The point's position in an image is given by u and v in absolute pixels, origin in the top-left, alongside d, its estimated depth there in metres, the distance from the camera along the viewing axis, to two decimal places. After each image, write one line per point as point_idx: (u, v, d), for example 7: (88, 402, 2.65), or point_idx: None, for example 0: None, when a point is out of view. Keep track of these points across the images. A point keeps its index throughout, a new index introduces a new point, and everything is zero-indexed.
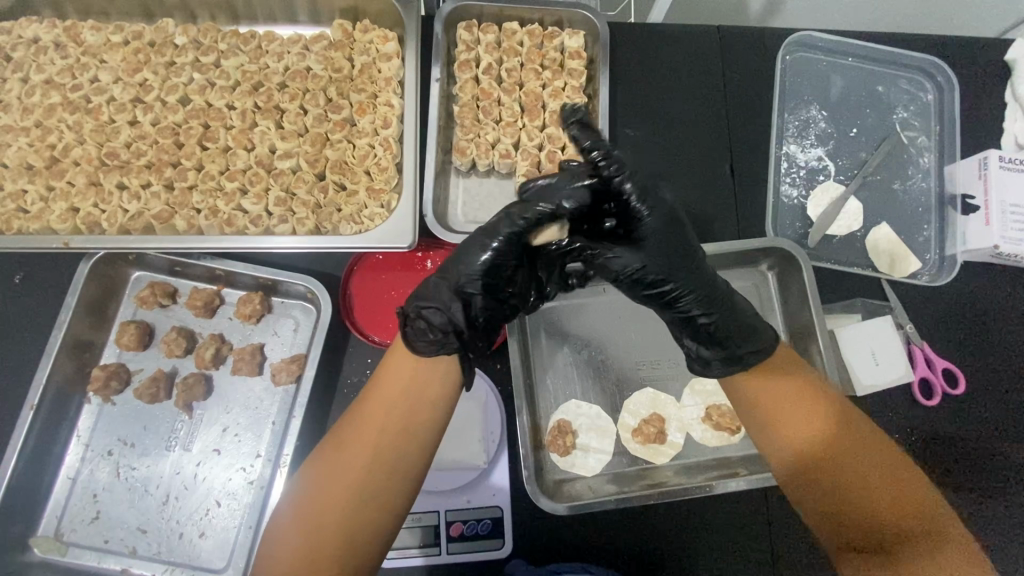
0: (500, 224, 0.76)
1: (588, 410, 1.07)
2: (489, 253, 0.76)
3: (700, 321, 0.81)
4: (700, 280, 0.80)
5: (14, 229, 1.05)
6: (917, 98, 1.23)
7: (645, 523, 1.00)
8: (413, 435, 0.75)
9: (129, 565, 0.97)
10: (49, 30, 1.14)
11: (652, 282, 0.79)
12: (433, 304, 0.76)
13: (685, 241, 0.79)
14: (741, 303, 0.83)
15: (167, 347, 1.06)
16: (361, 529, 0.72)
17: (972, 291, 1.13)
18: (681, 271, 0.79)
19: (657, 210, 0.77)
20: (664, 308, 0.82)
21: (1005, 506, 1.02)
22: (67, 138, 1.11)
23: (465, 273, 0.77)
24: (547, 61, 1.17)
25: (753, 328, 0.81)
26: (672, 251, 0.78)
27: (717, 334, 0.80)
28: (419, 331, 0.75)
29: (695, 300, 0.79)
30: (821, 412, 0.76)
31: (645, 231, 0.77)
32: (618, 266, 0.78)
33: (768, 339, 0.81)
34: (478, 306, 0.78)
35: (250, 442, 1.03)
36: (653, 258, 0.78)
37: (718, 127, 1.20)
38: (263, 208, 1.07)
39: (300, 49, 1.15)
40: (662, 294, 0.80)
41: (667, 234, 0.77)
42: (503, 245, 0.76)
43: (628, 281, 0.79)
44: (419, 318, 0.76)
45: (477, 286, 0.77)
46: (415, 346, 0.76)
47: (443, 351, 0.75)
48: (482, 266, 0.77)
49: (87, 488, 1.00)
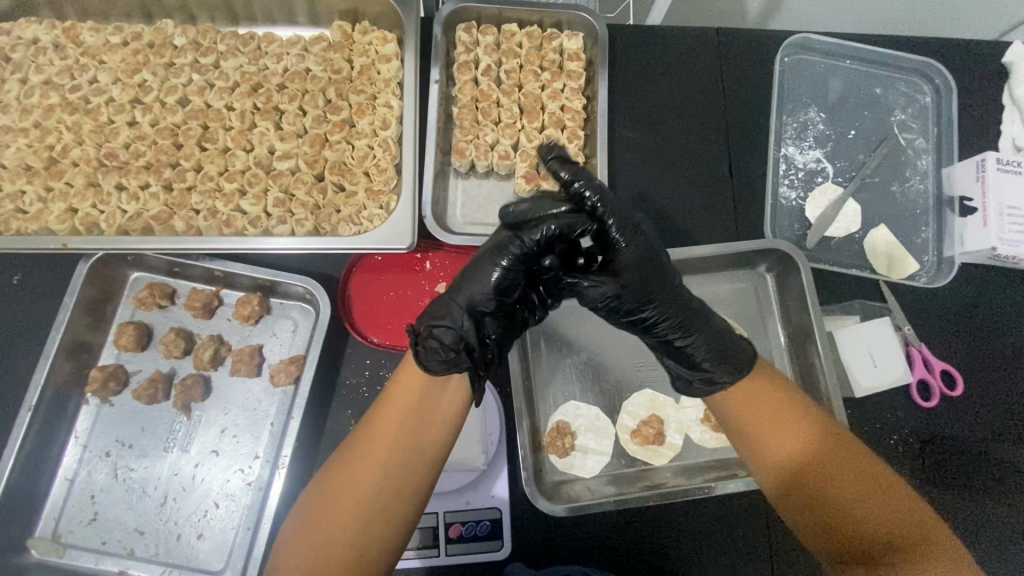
0: (507, 243, 0.76)
1: (587, 412, 1.07)
2: (499, 273, 0.76)
3: (678, 343, 0.81)
4: (678, 305, 0.80)
5: (12, 229, 1.04)
6: (915, 100, 1.23)
7: (644, 524, 1.00)
8: (421, 449, 0.75)
9: (126, 567, 0.97)
10: (49, 31, 1.14)
11: (628, 310, 0.79)
12: (445, 322, 0.75)
13: (660, 266, 0.79)
14: (720, 323, 0.82)
15: (165, 348, 1.05)
16: (370, 543, 0.72)
17: (970, 293, 1.13)
18: (657, 297, 0.79)
19: (634, 241, 0.77)
20: (642, 332, 0.82)
21: (1002, 507, 1.02)
22: (65, 139, 1.11)
23: (477, 292, 0.77)
24: (546, 63, 1.17)
25: (728, 351, 0.80)
26: (648, 281, 0.78)
27: (698, 356, 0.80)
28: (433, 350, 0.74)
29: (672, 326, 0.80)
30: (809, 421, 0.78)
31: (621, 261, 0.77)
32: (595, 295, 0.78)
33: (746, 364, 0.81)
34: (489, 326, 0.78)
35: (248, 443, 1.03)
36: (627, 286, 0.77)
37: (717, 129, 1.20)
38: (262, 208, 1.07)
39: (299, 51, 1.15)
40: (639, 320, 0.80)
41: (644, 263, 0.78)
42: (505, 267, 0.76)
43: (605, 308, 0.79)
44: (431, 336, 0.74)
45: (488, 306, 0.77)
46: (429, 366, 0.75)
47: (456, 369, 0.75)
48: (494, 285, 0.76)
49: (85, 489, 1.00)
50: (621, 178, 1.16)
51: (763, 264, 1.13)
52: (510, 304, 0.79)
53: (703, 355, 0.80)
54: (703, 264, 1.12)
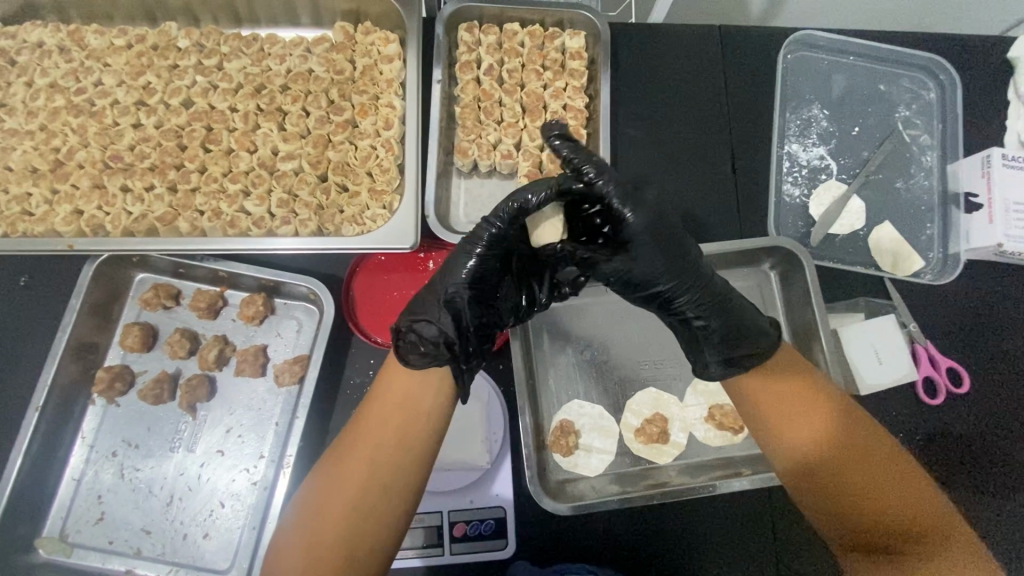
0: (478, 231, 0.78)
1: (591, 410, 1.07)
2: (472, 261, 0.78)
3: (694, 322, 0.81)
4: (693, 280, 0.79)
5: (19, 232, 1.05)
6: (919, 96, 1.22)
7: (649, 522, 1.00)
8: (410, 445, 0.75)
9: (133, 566, 0.98)
10: (54, 34, 1.15)
11: (642, 285, 0.79)
12: (424, 316, 0.77)
13: (674, 242, 0.78)
14: (739, 302, 0.82)
15: (170, 348, 1.06)
16: (360, 544, 0.72)
17: (976, 289, 1.12)
18: (671, 272, 0.78)
19: (642, 212, 0.75)
20: (658, 308, 0.82)
21: (1009, 504, 1.02)
22: (71, 141, 1.12)
23: (450, 283, 0.79)
24: (548, 62, 1.17)
25: (750, 327, 0.80)
26: (664, 255, 0.77)
27: (715, 336, 0.80)
28: (411, 344, 0.76)
29: (688, 302, 0.79)
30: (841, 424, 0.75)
31: (631, 235, 0.76)
32: (608, 273, 0.78)
33: (767, 337, 0.81)
34: (468, 316, 0.79)
35: (253, 442, 1.03)
36: (639, 264, 0.77)
37: (720, 127, 1.20)
38: (266, 209, 1.08)
39: (302, 52, 1.16)
40: (654, 296, 0.80)
41: (655, 240, 0.76)
42: (481, 255, 0.79)
43: (619, 284, 0.80)
44: (410, 331, 0.76)
45: (464, 297, 0.79)
46: (409, 361, 0.76)
47: (438, 363, 0.76)
48: (468, 275, 0.79)
49: (92, 489, 1.01)
50: (623, 176, 1.16)
51: (767, 261, 1.13)
52: (488, 294, 0.81)
53: (718, 333, 0.80)
54: (708, 262, 1.11)
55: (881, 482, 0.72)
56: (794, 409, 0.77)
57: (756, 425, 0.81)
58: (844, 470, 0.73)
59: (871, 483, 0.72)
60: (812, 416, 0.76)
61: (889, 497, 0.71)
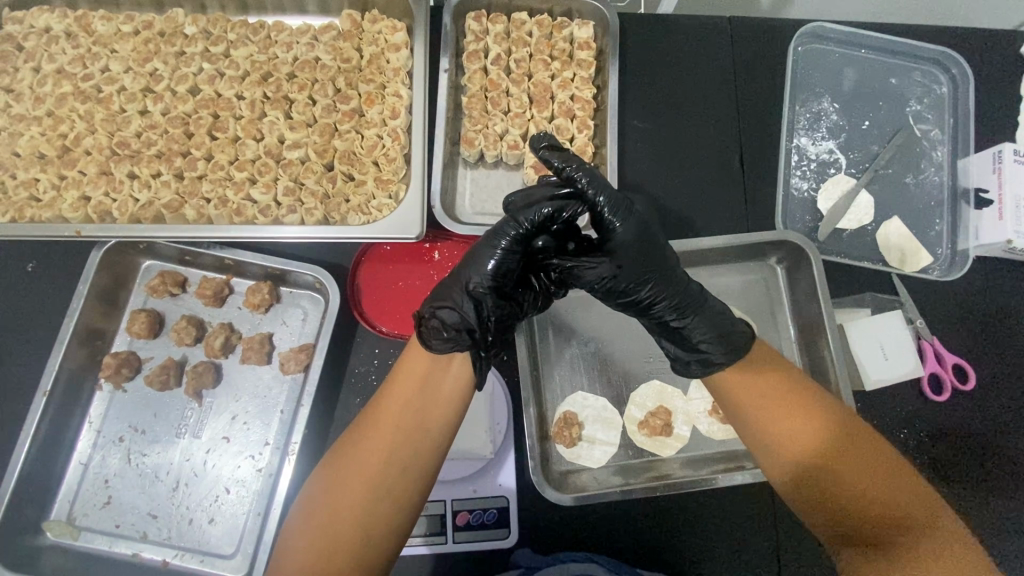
0: (502, 227, 0.77)
1: (594, 402, 1.07)
2: (495, 258, 0.77)
3: (674, 325, 0.82)
4: (673, 286, 0.80)
5: (27, 217, 1.06)
6: (931, 90, 1.21)
7: (651, 514, 1.00)
8: (427, 431, 0.76)
9: (139, 550, 0.99)
10: (61, 20, 1.15)
11: (624, 291, 0.79)
12: (448, 303, 0.76)
13: (656, 248, 0.79)
14: (718, 306, 0.83)
15: (177, 336, 1.06)
16: (377, 525, 0.73)
17: (984, 287, 1.11)
18: (653, 277, 0.79)
19: (629, 221, 0.77)
20: (640, 313, 0.83)
21: (1010, 501, 1.01)
22: (78, 128, 1.12)
23: (472, 274, 0.78)
24: (556, 51, 1.16)
25: (725, 332, 0.80)
26: (645, 260, 0.78)
27: (694, 338, 0.81)
28: (434, 329, 0.75)
29: (668, 306, 0.80)
30: (819, 421, 0.76)
31: (618, 241, 0.77)
32: (592, 277, 0.79)
33: (743, 342, 0.81)
34: (489, 305, 0.78)
35: (259, 430, 1.04)
36: (622, 268, 0.78)
37: (729, 119, 1.19)
38: (272, 197, 1.08)
39: (309, 39, 1.14)
40: (636, 301, 0.81)
41: (637, 244, 0.77)
42: (504, 251, 0.77)
43: (602, 290, 0.80)
44: (434, 317, 0.76)
45: (487, 287, 0.78)
46: (430, 345, 0.75)
47: (458, 349, 0.76)
48: (492, 269, 0.77)
49: (99, 474, 1.02)
50: (631, 168, 1.16)
51: (774, 255, 1.12)
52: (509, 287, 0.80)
53: (698, 336, 0.80)
54: (713, 255, 1.11)
55: (869, 478, 0.71)
56: (770, 410, 0.77)
57: (742, 429, 0.81)
58: (833, 473, 0.73)
59: (858, 480, 0.72)
60: (798, 417, 0.76)
61: (876, 490, 0.71)
